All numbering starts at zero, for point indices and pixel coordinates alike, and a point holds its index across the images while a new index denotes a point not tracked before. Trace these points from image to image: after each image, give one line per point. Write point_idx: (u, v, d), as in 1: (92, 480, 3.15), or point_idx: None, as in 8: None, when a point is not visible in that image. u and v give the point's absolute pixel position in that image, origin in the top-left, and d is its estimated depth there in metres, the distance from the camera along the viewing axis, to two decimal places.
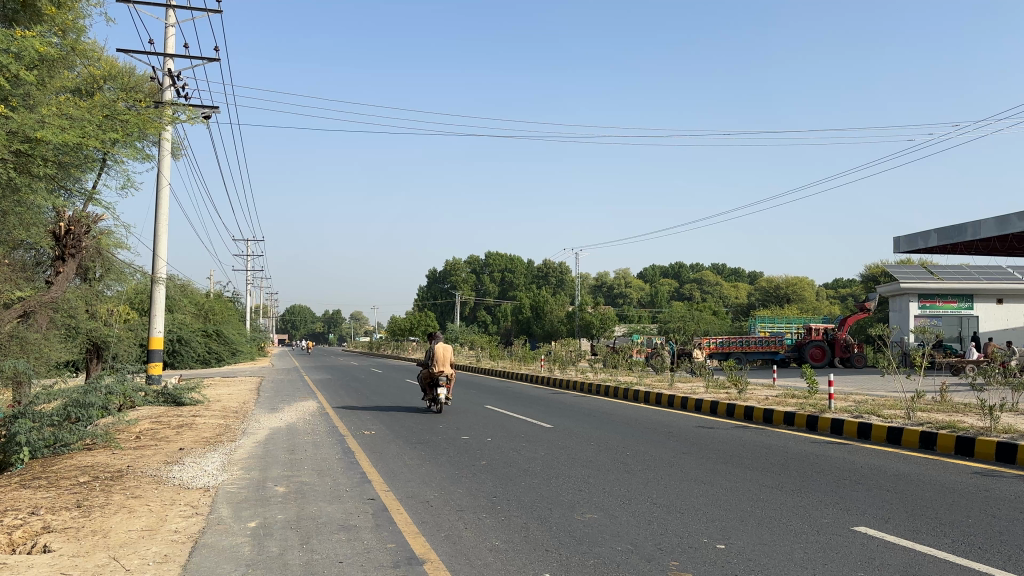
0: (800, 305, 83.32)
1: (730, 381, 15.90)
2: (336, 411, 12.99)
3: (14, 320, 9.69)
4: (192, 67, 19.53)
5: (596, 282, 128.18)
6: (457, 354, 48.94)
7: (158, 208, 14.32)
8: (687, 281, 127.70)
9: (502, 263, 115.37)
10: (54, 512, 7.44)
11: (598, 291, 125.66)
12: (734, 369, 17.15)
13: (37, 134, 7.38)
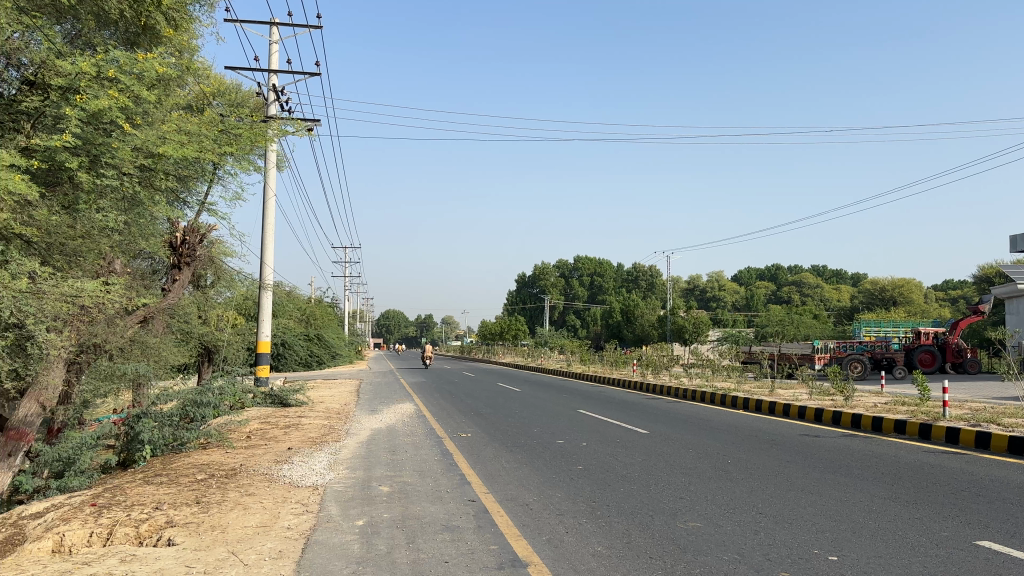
0: (907, 306, 80.28)
1: (835, 388, 15.33)
2: (434, 414, 13.21)
3: (136, 325, 10.20)
4: (295, 80, 19.60)
5: (686, 285, 126.36)
6: (549, 358, 49.17)
7: (265, 218, 14.84)
8: (784, 284, 124.14)
9: (592, 266, 115.23)
10: (175, 508, 7.83)
11: (692, 295, 124.14)
12: (839, 375, 16.52)
13: (161, 150, 7.99)
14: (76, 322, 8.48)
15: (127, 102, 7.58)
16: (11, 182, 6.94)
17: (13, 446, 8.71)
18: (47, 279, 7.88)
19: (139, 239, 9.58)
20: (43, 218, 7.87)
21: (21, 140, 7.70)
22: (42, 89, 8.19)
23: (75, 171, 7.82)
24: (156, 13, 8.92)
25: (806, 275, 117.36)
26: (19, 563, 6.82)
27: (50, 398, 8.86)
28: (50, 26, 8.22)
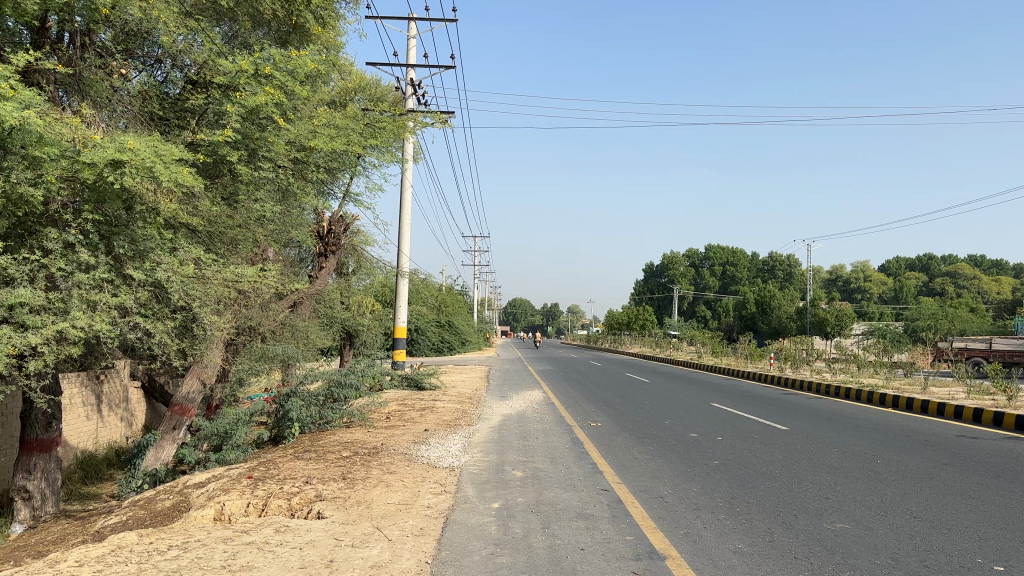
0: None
1: (998, 388, 14.17)
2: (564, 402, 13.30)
3: (287, 310, 10.87)
4: (430, 73, 20.02)
5: (828, 275, 120.75)
6: (676, 348, 48.32)
7: (402, 208, 15.34)
8: (938, 275, 115.93)
9: (724, 256, 112.14)
10: (323, 482, 8.27)
11: (834, 285, 118.51)
12: (1002, 373, 15.25)
13: (312, 143, 8.46)
14: (236, 304, 9.14)
15: (281, 97, 8.00)
16: (180, 174, 7.48)
17: (178, 419, 9.41)
18: (211, 265, 8.56)
19: (290, 228, 10.17)
20: (207, 209, 8.45)
21: (188, 135, 8.29)
22: (204, 88, 8.80)
23: (236, 164, 8.37)
24: (306, 12, 9.42)
25: (966, 266, 108.93)
26: (186, 528, 7.38)
27: (210, 375, 9.55)
28: (210, 28, 8.79)
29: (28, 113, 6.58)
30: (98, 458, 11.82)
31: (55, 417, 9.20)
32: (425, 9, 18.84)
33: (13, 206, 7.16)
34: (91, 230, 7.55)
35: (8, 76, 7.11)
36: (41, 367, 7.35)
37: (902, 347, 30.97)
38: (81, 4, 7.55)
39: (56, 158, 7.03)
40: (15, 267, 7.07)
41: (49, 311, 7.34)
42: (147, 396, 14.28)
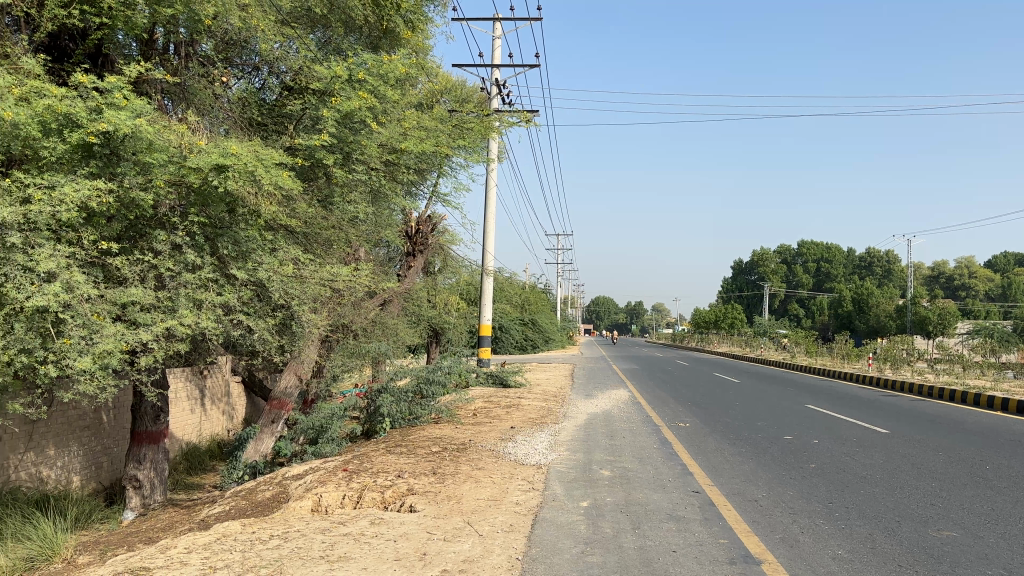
0: None
1: None
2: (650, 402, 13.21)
3: (377, 308, 11.14)
4: (514, 73, 20.11)
5: (932, 272, 115.10)
6: (765, 348, 47.21)
7: (486, 207, 15.51)
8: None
9: (818, 250, 108.46)
10: (414, 477, 8.46)
11: (938, 282, 112.85)
12: None
13: (403, 146, 8.68)
14: (330, 303, 9.45)
15: (373, 102, 8.23)
16: (280, 177, 7.81)
17: (276, 413, 9.77)
18: (308, 265, 8.88)
19: (380, 229, 10.43)
20: (304, 211, 8.75)
21: (287, 140, 8.60)
22: (300, 93, 9.11)
23: (331, 167, 8.67)
24: (396, 17, 9.67)
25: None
26: (286, 519, 7.65)
27: (305, 371, 9.90)
28: (305, 35, 9.10)
29: (139, 121, 7.00)
30: (201, 450, 12.44)
31: (161, 409, 9.70)
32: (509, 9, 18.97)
33: (126, 210, 7.60)
34: (197, 232, 7.97)
35: (121, 87, 7.53)
36: (152, 363, 7.75)
37: (1019, 349, 29.19)
38: (185, 16, 7.92)
39: (164, 164, 7.43)
40: (128, 268, 7.48)
41: (159, 309, 7.73)
42: (246, 391, 14.88)
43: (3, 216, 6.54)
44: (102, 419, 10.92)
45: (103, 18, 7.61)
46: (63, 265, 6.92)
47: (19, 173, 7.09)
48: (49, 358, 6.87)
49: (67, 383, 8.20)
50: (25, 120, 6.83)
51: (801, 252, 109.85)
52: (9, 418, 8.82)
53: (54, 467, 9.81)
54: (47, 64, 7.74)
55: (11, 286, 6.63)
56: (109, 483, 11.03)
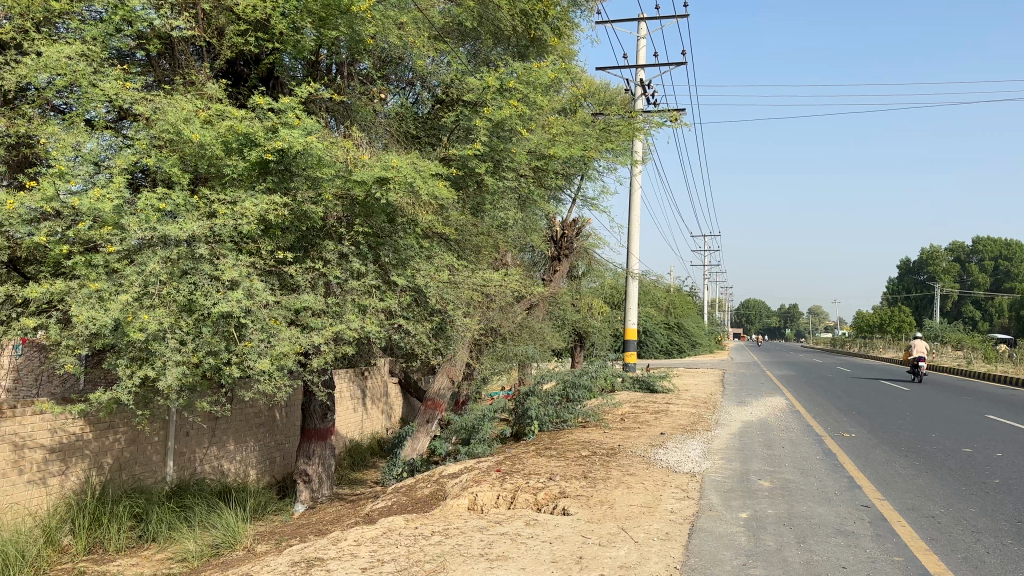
0: None
1: None
2: (808, 410, 12.61)
3: (525, 312, 11.33)
4: (659, 72, 19.72)
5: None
6: (942, 354, 43.78)
7: (631, 210, 15.38)
8: None
9: (999, 248, 99.63)
10: (566, 480, 8.51)
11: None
12: None
13: (552, 151, 8.86)
14: (481, 308, 9.71)
15: (524, 109, 8.42)
16: (436, 187, 8.17)
17: (431, 414, 10.19)
18: (462, 271, 9.19)
19: (528, 234, 10.60)
20: (456, 218, 9.07)
21: (441, 150, 8.95)
22: (452, 105, 9.42)
23: (482, 175, 8.99)
24: (543, 25, 9.84)
25: None
26: (446, 515, 7.94)
27: (457, 373, 10.26)
28: (456, 48, 9.42)
29: (310, 138, 7.50)
30: (363, 448, 13.16)
31: (328, 408, 10.30)
32: (653, 9, 18.77)
33: (299, 222, 8.17)
34: (361, 242, 8.51)
35: (293, 107, 8.09)
36: (322, 364, 8.27)
37: None
38: (348, 37, 8.38)
39: (332, 178, 7.96)
40: (301, 276, 8.03)
41: (328, 314, 8.23)
42: (403, 392, 15.50)
43: (193, 230, 7.18)
44: (275, 416, 11.84)
45: (276, 44, 8.19)
46: (244, 273, 7.53)
47: (206, 191, 7.75)
48: (233, 359, 7.47)
49: (247, 383, 8.87)
50: (211, 141, 7.46)
51: (978, 250, 101.25)
52: (194, 414, 9.81)
53: (233, 461, 10.75)
54: (227, 89, 8.40)
55: (201, 293, 7.29)
56: (282, 477, 11.91)
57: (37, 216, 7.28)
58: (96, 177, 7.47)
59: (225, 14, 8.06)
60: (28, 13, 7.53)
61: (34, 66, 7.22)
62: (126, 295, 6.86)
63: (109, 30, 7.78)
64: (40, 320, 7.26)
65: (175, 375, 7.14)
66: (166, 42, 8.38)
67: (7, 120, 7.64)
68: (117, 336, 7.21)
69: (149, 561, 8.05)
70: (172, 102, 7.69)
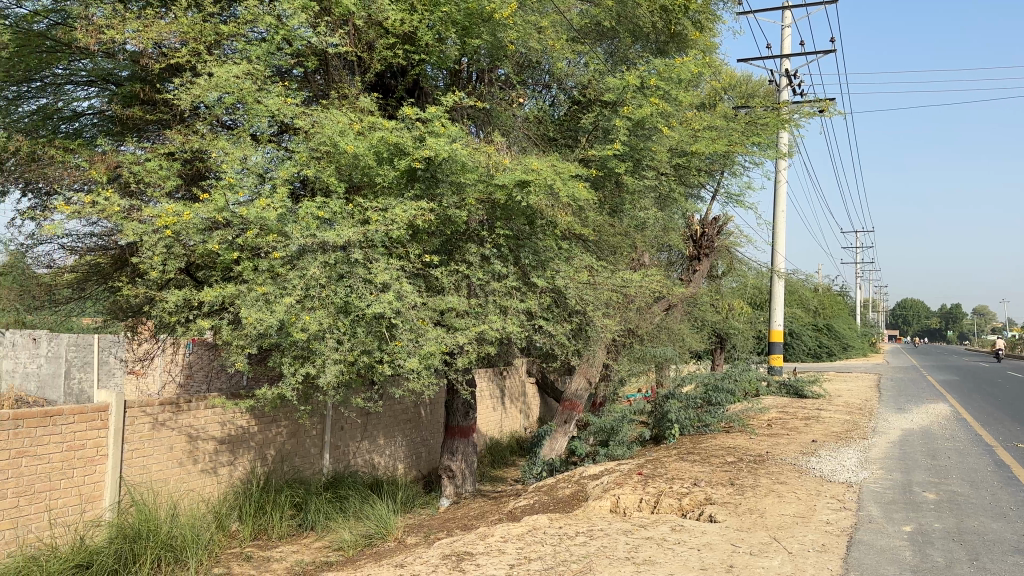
0: None
1: None
2: (977, 418, 11.66)
3: (665, 313, 11.17)
4: (806, 61, 18.84)
5: None
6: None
7: (775, 205, 14.81)
8: None
9: None
10: (712, 486, 8.26)
11: None
12: None
13: (694, 148, 8.80)
14: (621, 309, 9.65)
15: (665, 106, 8.37)
16: (576, 188, 8.20)
17: (569, 414, 10.13)
18: (602, 272, 9.16)
19: (669, 234, 10.46)
20: (595, 219, 9.06)
21: (581, 151, 8.99)
22: (589, 106, 9.42)
23: (622, 175, 8.97)
24: (684, 20, 9.70)
25: None
26: (589, 517, 7.94)
27: (594, 374, 10.25)
28: (594, 49, 9.43)
29: (456, 145, 7.73)
30: (504, 447, 13.45)
31: (470, 406, 10.62)
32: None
33: (444, 226, 8.48)
34: (502, 244, 8.71)
35: (439, 115, 8.37)
36: (466, 363, 8.51)
37: None
38: (490, 45, 8.62)
39: (475, 183, 8.20)
40: (446, 278, 8.29)
41: (472, 315, 8.45)
42: (540, 392, 15.62)
43: (348, 235, 7.57)
44: (421, 414, 12.23)
45: (421, 55, 8.53)
46: (395, 276, 7.87)
47: (360, 198, 8.15)
48: (384, 357, 7.80)
49: (396, 381, 9.28)
50: (364, 152, 7.83)
51: None
52: (348, 409, 10.36)
53: (383, 455, 11.23)
54: (376, 101, 8.80)
55: (356, 295, 7.67)
56: (428, 471, 12.31)
57: (209, 224, 7.81)
58: (261, 187, 7.97)
59: (376, 29, 8.43)
60: (200, 36, 8.13)
61: (205, 85, 7.80)
62: (289, 297, 7.30)
63: (271, 49, 8.25)
64: (214, 321, 7.87)
65: (333, 372, 7.54)
66: (320, 58, 8.87)
67: (183, 136, 8.28)
68: (281, 337, 7.71)
69: (309, 548, 8.54)
70: (328, 116, 8.13)
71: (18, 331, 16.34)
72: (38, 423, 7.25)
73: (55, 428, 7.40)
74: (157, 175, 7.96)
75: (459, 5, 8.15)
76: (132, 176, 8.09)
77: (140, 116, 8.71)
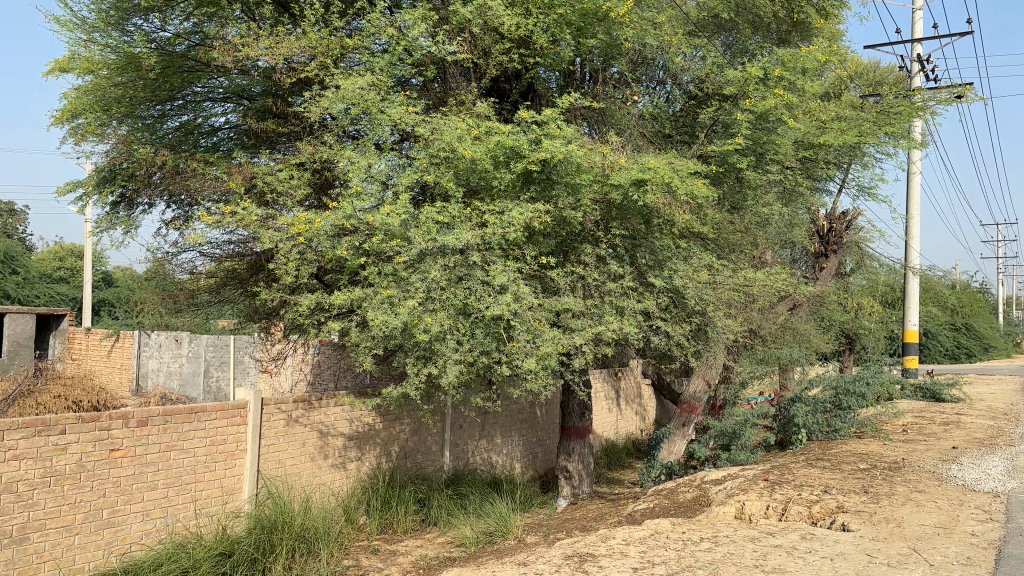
0: None
1: None
2: None
3: (789, 312, 10.82)
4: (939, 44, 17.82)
5: None
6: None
7: (909, 198, 14.09)
8: None
9: None
10: (844, 494, 7.87)
11: None
12: None
13: (822, 139, 8.67)
14: (744, 309, 9.41)
15: (790, 98, 8.20)
16: (696, 186, 8.03)
17: (687, 417, 10.24)
18: (723, 271, 8.95)
19: (794, 230, 10.12)
20: (714, 217, 8.85)
21: (700, 147, 8.85)
22: (707, 101, 9.24)
23: (744, 170, 8.79)
24: (806, 8, 9.61)
25: None
26: (714, 522, 7.75)
27: (713, 375, 10.07)
28: (710, 42, 9.27)
29: (572, 146, 7.70)
30: (622, 448, 13.38)
31: (586, 407, 10.62)
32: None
33: (559, 227, 8.49)
34: (619, 244, 8.64)
35: (555, 117, 8.39)
36: (584, 364, 8.49)
37: None
38: (605, 44, 8.61)
39: (590, 184, 8.17)
40: (562, 278, 8.31)
41: (589, 316, 8.42)
42: (656, 394, 15.42)
43: (467, 238, 7.70)
44: (537, 414, 12.29)
45: (536, 58, 8.62)
46: (513, 278, 7.94)
47: (478, 202, 8.26)
48: (503, 358, 7.89)
49: (514, 382, 9.39)
50: (481, 156, 7.95)
51: None
52: (467, 408, 10.56)
53: (501, 454, 11.39)
54: (493, 105, 8.95)
55: (475, 298, 7.80)
56: (544, 471, 12.39)
57: (337, 231, 8.14)
58: (384, 195, 8.23)
59: (491, 35, 8.55)
60: (327, 50, 8.50)
61: (333, 97, 8.16)
62: (412, 300, 7.50)
63: (393, 59, 8.55)
64: (343, 324, 8.19)
65: (454, 373, 7.69)
66: (438, 66, 9.11)
67: (311, 147, 8.69)
68: (405, 338, 7.93)
69: (433, 543, 8.77)
70: (448, 123, 8.31)
71: (163, 333, 17.58)
72: (185, 419, 7.80)
73: (200, 423, 7.91)
74: (289, 185, 8.36)
75: (574, 6, 8.17)
76: (267, 186, 8.60)
77: (273, 130, 9.23)
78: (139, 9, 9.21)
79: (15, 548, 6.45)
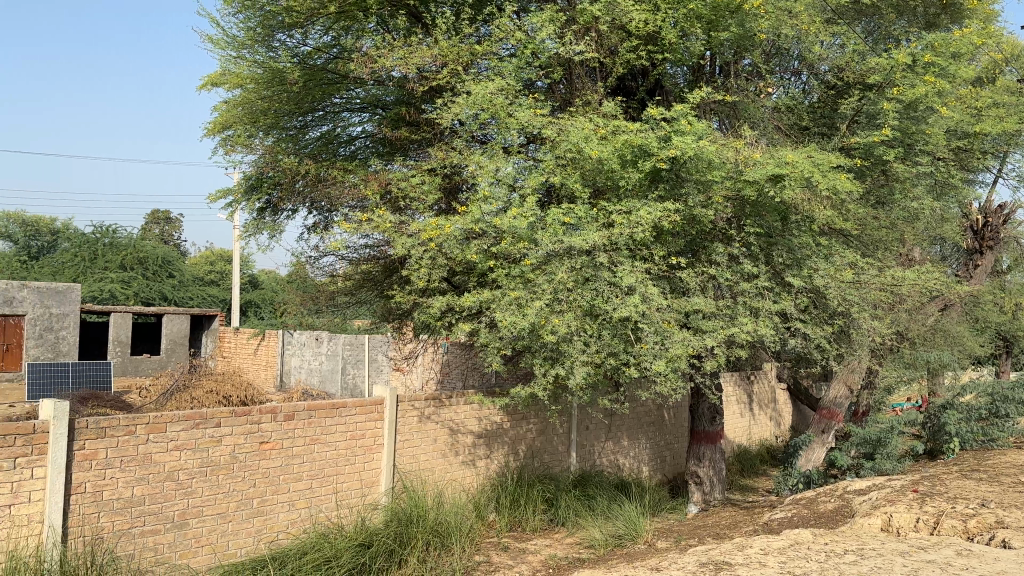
0: None
1: None
2: None
3: (939, 313, 10.20)
4: None
5: None
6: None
7: None
8: None
9: None
10: (1005, 508, 7.29)
11: None
12: None
13: (978, 128, 8.14)
14: (890, 310, 8.96)
15: (943, 85, 7.71)
16: (838, 181, 7.66)
17: (827, 423, 10.16)
18: (868, 270, 8.52)
19: (945, 226, 9.54)
20: (856, 212, 8.44)
21: (841, 140, 8.49)
22: (848, 90, 8.85)
23: (891, 162, 8.36)
24: None
25: None
26: (858, 534, 7.38)
27: (855, 381, 10.05)
28: (850, 30, 8.86)
29: (703, 143, 7.49)
30: (753, 455, 12.99)
31: (717, 411, 10.35)
32: None
33: (690, 226, 8.31)
34: (754, 242, 8.36)
35: (685, 113, 8.18)
36: (716, 367, 8.24)
37: None
38: (738, 37, 8.37)
39: (723, 181, 7.96)
40: (693, 279, 8.13)
41: (722, 317, 8.20)
42: (791, 399, 14.87)
43: (594, 239, 7.64)
44: (666, 417, 12.10)
45: (665, 54, 8.47)
46: (641, 279, 7.79)
47: (605, 203, 8.17)
48: (631, 361, 7.77)
49: (642, 384, 9.26)
50: (608, 156, 7.83)
51: None
52: (595, 409, 10.54)
53: (628, 456, 11.31)
54: (620, 104, 8.90)
55: (603, 299, 7.73)
56: (672, 476, 12.20)
57: (467, 235, 8.29)
58: (510, 197, 8.26)
59: (619, 33, 8.48)
60: (457, 57, 8.70)
61: (464, 102, 8.34)
62: (540, 301, 7.52)
63: (521, 63, 8.65)
64: (473, 325, 8.32)
65: (582, 374, 7.67)
66: (564, 67, 9.16)
67: (442, 152, 8.96)
68: (532, 340, 7.98)
69: (562, 544, 8.79)
70: (575, 123, 8.29)
71: (304, 333, 18.55)
72: (328, 414, 8.15)
73: (342, 418, 8.26)
74: (421, 190, 8.61)
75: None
76: (400, 192, 8.91)
77: (406, 137, 9.54)
78: (282, 25, 9.71)
79: (176, 532, 6.95)
